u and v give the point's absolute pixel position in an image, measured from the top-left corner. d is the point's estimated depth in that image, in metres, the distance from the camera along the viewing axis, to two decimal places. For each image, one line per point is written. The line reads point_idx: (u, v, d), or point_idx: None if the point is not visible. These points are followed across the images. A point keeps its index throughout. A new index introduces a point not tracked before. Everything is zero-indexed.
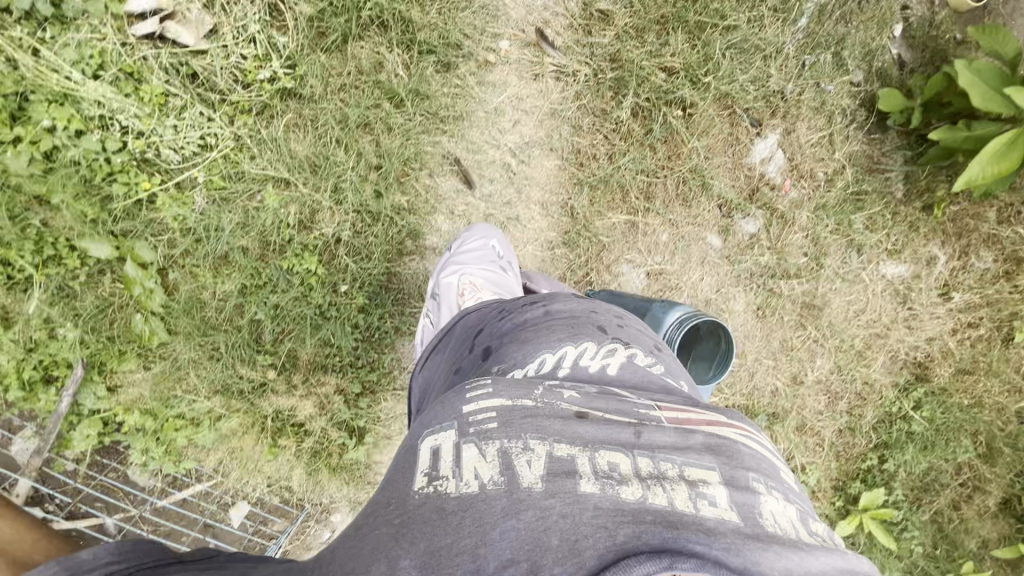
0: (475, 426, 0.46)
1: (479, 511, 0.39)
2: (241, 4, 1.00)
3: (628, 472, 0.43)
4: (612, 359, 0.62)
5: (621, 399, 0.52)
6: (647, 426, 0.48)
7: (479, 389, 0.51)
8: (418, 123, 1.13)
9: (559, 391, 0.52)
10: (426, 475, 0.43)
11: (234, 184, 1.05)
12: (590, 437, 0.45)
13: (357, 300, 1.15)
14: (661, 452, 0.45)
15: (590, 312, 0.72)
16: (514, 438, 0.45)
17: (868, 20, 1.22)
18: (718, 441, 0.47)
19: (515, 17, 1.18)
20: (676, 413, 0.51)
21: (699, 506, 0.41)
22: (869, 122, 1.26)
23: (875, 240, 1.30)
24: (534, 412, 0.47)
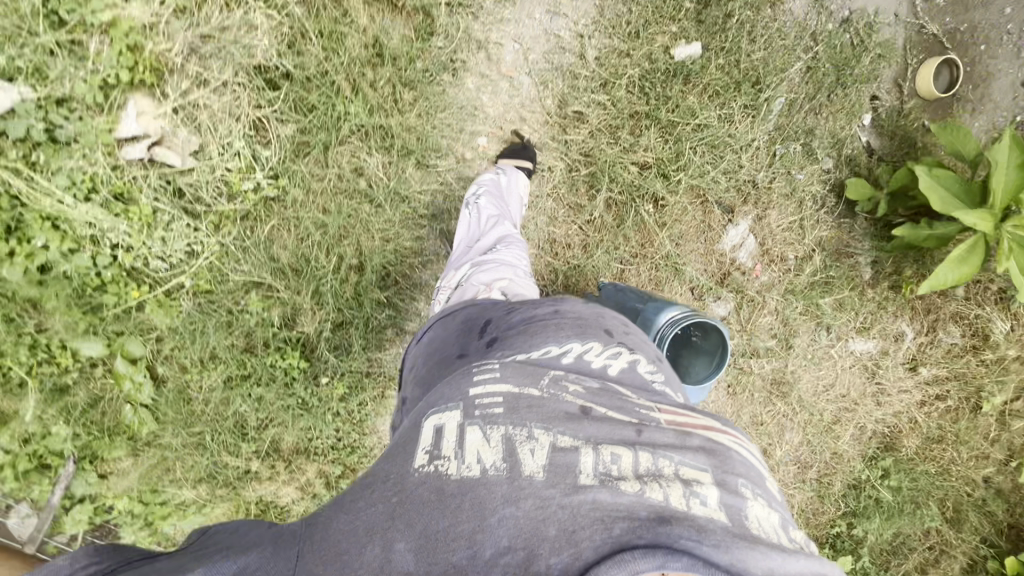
0: (481, 411, 0.54)
1: (480, 493, 0.47)
2: (225, 122, 1.02)
3: (626, 469, 0.49)
4: (617, 360, 0.65)
5: (623, 398, 0.58)
6: (647, 427, 0.54)
7: (488, 375, 0.59)
8: (398, 221, 1.16)
9: (565, 384, 0.59)
10: (428, 455, 0.52)
11: (219, 289, 1.09)
12: (592, 436, 0.52)
13: (339, 391, 1.18)
14: (658, 449, 0.51)
15: (603, 313, 0.77)
16: (518, 426, 0.52)
17: (837, 111, 1.36)
18: (715, 445, 0.53)
19: (492, 115, 1.22)
20: (675, 416, 0.57)
21: (692, 504, 0.46)
22: (838, 207, 1.41)
23: (842, 321, 1.46)
24: (538, 403, 0.55)
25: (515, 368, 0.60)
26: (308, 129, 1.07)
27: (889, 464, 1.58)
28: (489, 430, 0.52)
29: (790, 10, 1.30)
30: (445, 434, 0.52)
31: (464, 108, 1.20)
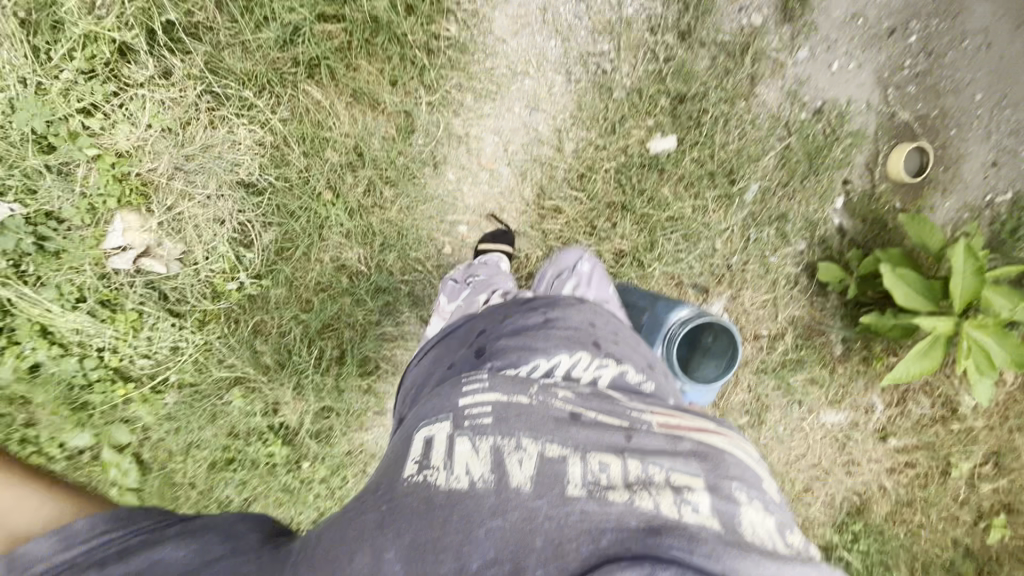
0: (470, 422, 0.56)
1: (468, 507, 0.49)
2: (209, 228, 1.06)
3: (614, 478, 0.51)
4: (606, 371, 0.69)
5: (615, 404, 0.61)
6: (638, 432, 0.56)
7: (478, 385, 0.62)
8: (379, 312, 1.20)
9: (553, 392, 0.62)
10: (418, 465, 0.54)
11: (203, 383, 1.12)
12: (579, 444, 0.54)
13: (320, 474, 1.21)
14: (647, 457, 0.53)
15: (592, 323, 0.80)
16: (506, 437, 0.54)
17: (809, 197, 1.40)
18: (706, 449, 0.55)
19: (471, 204, 1.25)
20: (669, 422, 0.59)
21: (684, 511, 0.47)
22: (811, 288, 1.45)
23: (812, 395, 1.50)
24: (527, 410, 0.57)
25: (503, 379, 0.63)
26: (292, 232, 1.11)
27: (860, 529, 1.62)
28: (477, 441, 0.54)
29: (764, 102, 1.33)
30: (437, 446, 0.55)
31: (443, 200, 1.22)
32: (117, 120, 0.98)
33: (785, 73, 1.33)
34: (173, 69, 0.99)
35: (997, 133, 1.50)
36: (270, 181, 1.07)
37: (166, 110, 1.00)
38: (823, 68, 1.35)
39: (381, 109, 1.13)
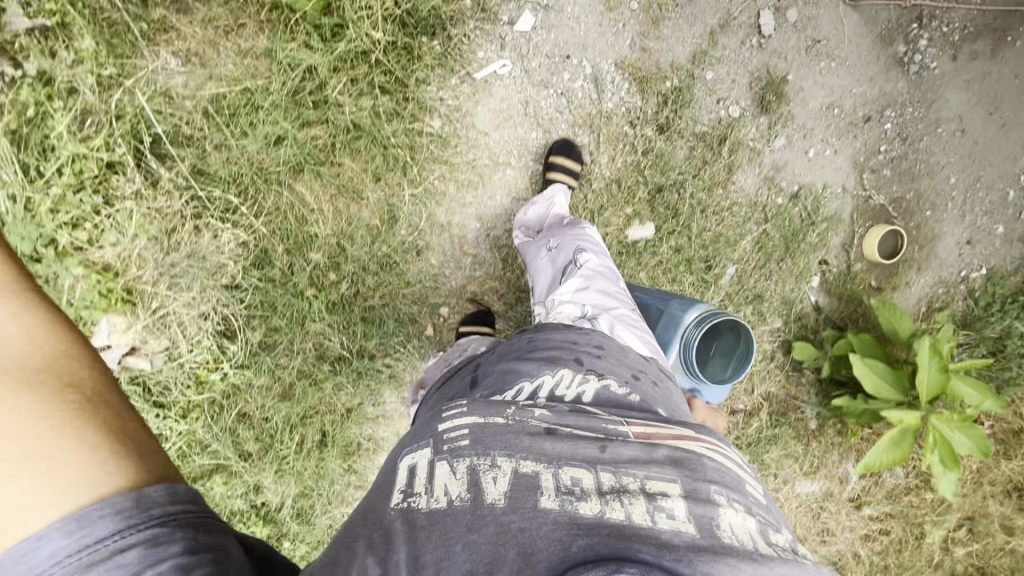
0: (449, 446, 0.59)
1: (446, 522, 0.50)
2: (195, 323, 1.09)
3: (588, 488, 0.54)
4: (586, 386, 0.72)
5: (590, 418, 0.64)
6: (613, 442, 0.60)
7: (457, 412, 0.64)
8: (361, 395, 1.23)
9: (531, 410, 0.64)
10: (402, 494, 0.56)
11: (185, 470, 1.15)
12: (556, 458, 0.57)
13: (301, 553, 1.24)
14: (622, 468, 0.57)
15: (573, 338, 0.83)
16: (483, 456, 0.57)
17: (785, 277, 1.43)
18: (680, 459, 0.58)
19: (454, 286, 1.26)
20: (643, 430, 0.63)
21: (658, 519, 0.51)
22: (787, 364, 1.48)
23: (787, 467, 1.53)
24: (503, 429, 0.60)
25: (480, 401, 0.65)
26: (275, 325, 1.13)
27: None
28: (455, 464, 0.57)
29: (743, 188, 1.36)
30: (417, 473, 0.57)
31: (425, 284, 1.24)
32: (105, 229, 1.01)
33: (762, 160, 1.36)
34: (159, 178, 1.02)
35: (971, 213, 1.54)
36: (254, 282, 1.10)
37: (153, 217, 1.02)
38: (800, 154, 1.38)
39: (363, 203, 1.14)
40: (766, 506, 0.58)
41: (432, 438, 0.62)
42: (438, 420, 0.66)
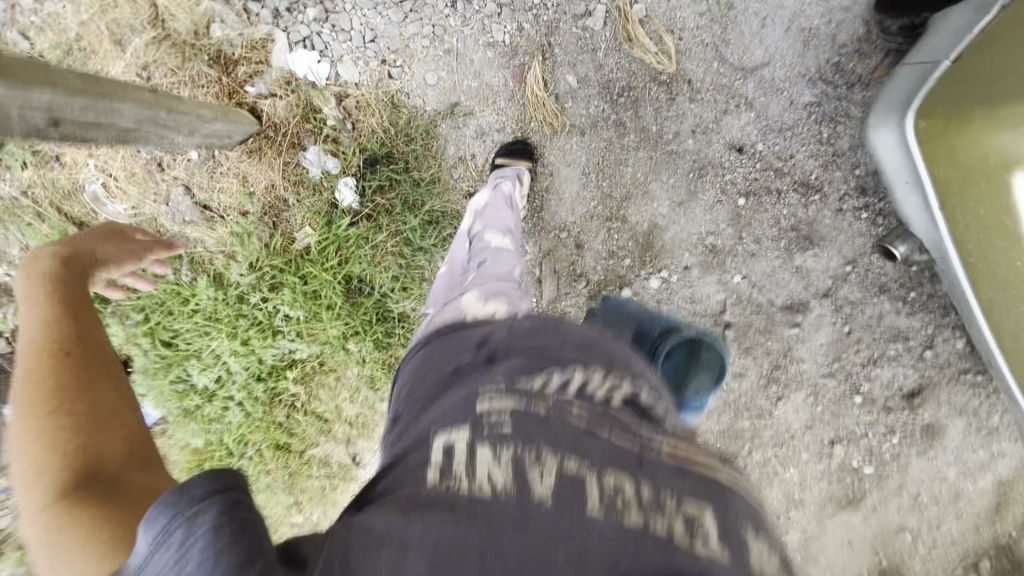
0: (486, 432, 0.53)
1: (489, 512, 0.48)
2: None
3: (631, 498, 0.47)
4: (628, 375, 0.61)
5: (633, 422, 0.54)
6: (652, 454, 0.51)
7: (489, 385, 0.59)
8: None
9: (569, 398, 0.57)
10: (438, 473, 0.52)
11: None
12: (602, 460, 0.50)
13: None
14: (662, 483, 0.48)
15: (625, 340, 0.74)
16: (527, 449, 0.52)
17: None
18: (727, 491, 0.48)
19: None
20: (691, 451, 0.52)
21: (700, 547, 0.43)
22: None
23: None
24: (543, 420, 0.54)
25: (512, 384, 0.59)
26: None
27: None
28: (499, 448, 0.52)
29: None
30: (453, 451, 0.53)
31: None
32: None
33: None
34: None
35: None
36: None
37: None
38: None
39: None
40: (795, 540, 0.49)
41: (463, 417, 0.56)
42: (479, 389, 0.60)
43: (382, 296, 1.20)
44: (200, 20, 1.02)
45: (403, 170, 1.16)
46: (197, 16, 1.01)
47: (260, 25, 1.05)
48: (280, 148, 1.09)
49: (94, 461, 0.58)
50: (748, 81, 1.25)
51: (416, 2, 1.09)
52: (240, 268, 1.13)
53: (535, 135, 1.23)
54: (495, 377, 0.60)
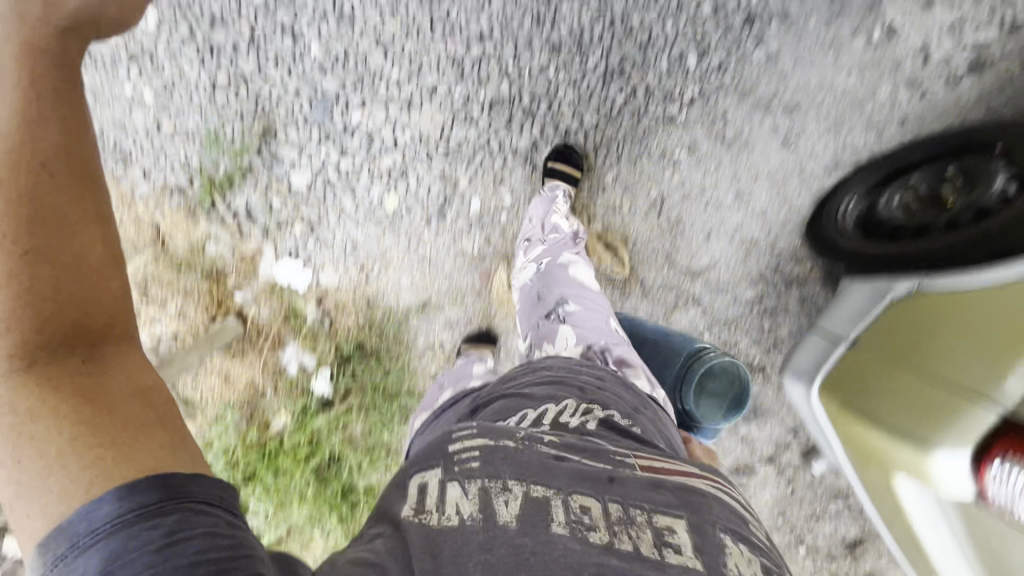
0: (460, 467, 0.64)
1: (460, 539, 0.55)
2: None
3: (598, 517, 0.59)
4: (588, 418, 0.78)
5: (598, 454, 0.69)
6: (620, 475, 0.65)
7: (466, 432, 0.72)
8: None
9: (538, 440, 0.70)
10: (414, 508, 0.60)
11: None
12: (564, 489, 0.62)
13: None
14: (627, 502, 0.61)
15: (580, 376, 0.90)
16: (494, 478, 0.63)
17: None
18: (685, 498, 0.63)
19: None
20: (650, 468, 0.68)
21: (665, 553, 0.56)
22: None
23: None
24: (512, 455, 0.66)
25: (490, 431, 0.72)
26: None
27: None
28: (469, 483, 0.62)
29: None
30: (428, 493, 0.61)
31: None
32: None
33: None
34: None
35: None
36: None
37: None
38: None
39: None
40: (759, 541, 0.63)
41: (442, 459, 0.67)
42: (450, 445, 0.71)
43: (350, 473, 1.28)
44: (198, 242, 1.14)
45: (376, 360, 1.27)
46: (195, 239, 1.14)
47: (250, 242, 1.17)
48: (263, 347, 1.21)
49: (88, 317, 0.53)
50: (695, 283, 1.39)
51: (394, 221, 1.21)
52: (217, 461, 1.22)
53: (501, 325, 1.32)
54: (473, 429, 0.73)
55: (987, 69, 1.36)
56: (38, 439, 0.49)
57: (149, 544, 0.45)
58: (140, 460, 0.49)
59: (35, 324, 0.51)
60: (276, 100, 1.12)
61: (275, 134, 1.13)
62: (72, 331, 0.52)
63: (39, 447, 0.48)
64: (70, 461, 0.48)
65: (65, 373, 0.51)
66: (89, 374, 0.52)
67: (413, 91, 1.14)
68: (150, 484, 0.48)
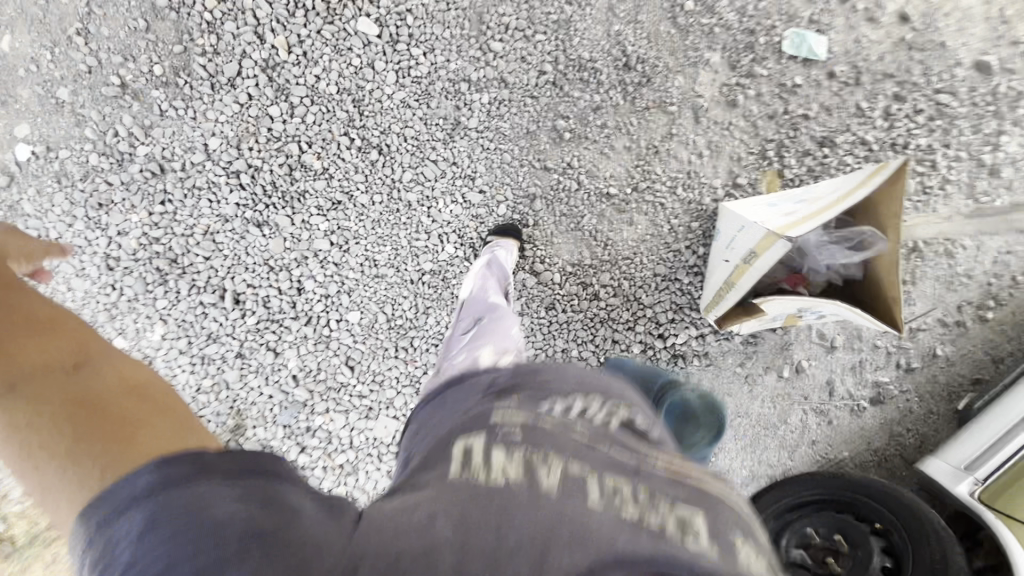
0: (480, 426, 0.57)
1: (497, 502, 0.50)
2: None
3: (627, 497, 0.50)
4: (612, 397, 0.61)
5: (636, 433, 0.57)
6: (648, 462, 0.54)
7: (488, 385, 0.64)
8: None
9: (568, 401, 0.60)
10: (435, 470, 0.55)
11: None
12: (592, 464, 0.53)
13: None
14: (654, 488, 0.51)
15: (581, 371, 0.66)
16: (527, 444, 0.54)
17: None
18: (711, 502, 0.51)
19: None
20: (675, 461, 0.55)
21: (696, 541, 0.47)
22: None
23: None
24: (539, 413, 0.58)
25: (517, 381, 0.63)
26: None
27: None
28: (476, 438, 0.56)
29: None
30: (451, 451, 0.56)
31: None
32: None
33: None
34: None
35: None
36: None
37: None
38: None
39: None
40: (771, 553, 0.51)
41: (469, 414, 0.60)
42: (464, 400, 0.64)
43: None
44: None
45: None
46: None
47: None
48: None
49: (53, 358, 0.71)
50: None
51: None
52: None
53: None
54: (487, 383, 0.65)
55: (887, 401, 1.56)
56: (43, 454, 0.61)
57: (171, 504, 0.49)
58: (144, 442, 0.59)
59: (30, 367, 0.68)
60: (251, 399, 1.28)
61: (244, 432, 1.29)
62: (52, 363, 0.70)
63: (51, 451, 0.61)
64: (86, 458, 0.58)
65: (51, 390, 0.67)
66: (81, 382, 0.68)
67: (372, 403, 1.31)
68: (181, 460, 0.53)
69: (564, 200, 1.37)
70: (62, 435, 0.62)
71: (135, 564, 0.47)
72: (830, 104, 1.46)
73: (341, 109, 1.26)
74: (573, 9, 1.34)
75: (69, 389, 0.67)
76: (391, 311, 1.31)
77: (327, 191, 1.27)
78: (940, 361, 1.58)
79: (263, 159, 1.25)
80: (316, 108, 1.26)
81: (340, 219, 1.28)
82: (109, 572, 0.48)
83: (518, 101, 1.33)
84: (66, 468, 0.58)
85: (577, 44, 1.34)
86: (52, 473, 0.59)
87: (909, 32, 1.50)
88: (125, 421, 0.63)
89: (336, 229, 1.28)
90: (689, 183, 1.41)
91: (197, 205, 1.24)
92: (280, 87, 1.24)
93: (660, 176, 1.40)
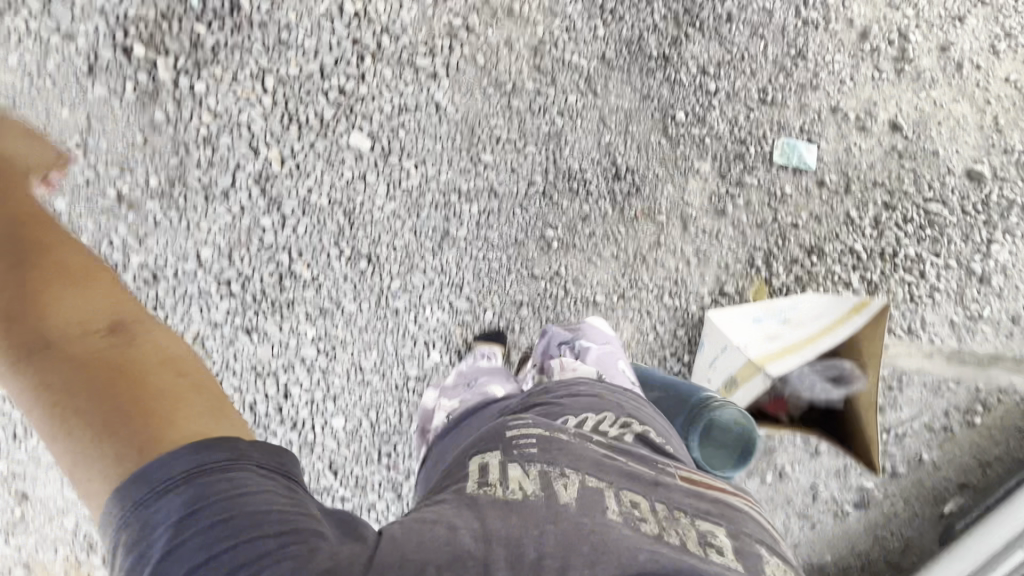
0: (520, 452, 0.79)
1: (528, 512, 0.65)
2: None
3: (647, 514, 0.69)
4: (624, 433, 0.89)
5: (644, 460, 0.82)
6: (661, 484, 0.76)
7: (524, 424, 0.88)
8: None
9: (586, 438, 0.84)
10: (477, 484, 0.73)
11: None
12: (615, 485, 0.73)
13: None
14: (669, 502, 0.73)
15: (613, 397, 1.03)
16: (551, 465, 0.75)
17: None
18: (719, 509, 0.72)
19: None
20: (690, 482, 0.78)
21: (709, 552, 0.64)
22: None
23: None
24: (567, 446, 0.80)
25: (542, 425, 0.86)
26: None
27: None
28: (528, 466, 0.75)
29: None
30: (491, 469, 0.76)
31: None
32: None
33: None
34: None
35: None
36: None
37: None
38: None
39: None
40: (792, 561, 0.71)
41: (502, 446, 0.82)
42: (508, 433, 0.86)
43: None
44: None
45: None
46: None
47: None
48: None
49: (94, 321, 0.73)
50: None
51: None
52: None
53: None
54: (527, 421, 0.89)
55: (871, 504, 1.56)
56: (81, 425, 0.64)
57: (206, 499, 0.58)
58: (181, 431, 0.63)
59: (80, 336, 0.71)
60: None
61: None
62: (97, 324, 0.72)
63: (91, 428, 0.64)
64: (124, 445, 0.62)
65: (99, 348, 0.70)
66: (121, 345, 0.71)
67: (354, 505, 1.34)
68: (219, 454, 0.62)
69: (550, 307, 1.39)
70: (92, 418, 0.64)
71: (170, 553, 0.56)
72: (820, 212, 1.47)
73: (332, 220, 1.29)
74: (564, 121, 1.36)
75: (118, 347, 0.70)
76: (376, 417, 1.32)
77: (316, 299, 1.29)
78: (927, 466, 1.58)
79: (254, 267, 1.27)
80: (307, 219, 1.28)
81: (327, 326, 1.30)
82: (145, 558, 0.56)
83: (507, 210, 1.35)
84: (95, 466, 0.61)
85: (567, 155, 1.36)
86: (82, 468, 0.62)
87: (901, 141, 1.50)
88: (154, 415, 0.65)
89: (323, 336, 1.30)
90: (676, 290, 1.42)
91: (187, 312, 1.26)
92: (273, 199, 1.27)
93: (648, 282, 1.41)
